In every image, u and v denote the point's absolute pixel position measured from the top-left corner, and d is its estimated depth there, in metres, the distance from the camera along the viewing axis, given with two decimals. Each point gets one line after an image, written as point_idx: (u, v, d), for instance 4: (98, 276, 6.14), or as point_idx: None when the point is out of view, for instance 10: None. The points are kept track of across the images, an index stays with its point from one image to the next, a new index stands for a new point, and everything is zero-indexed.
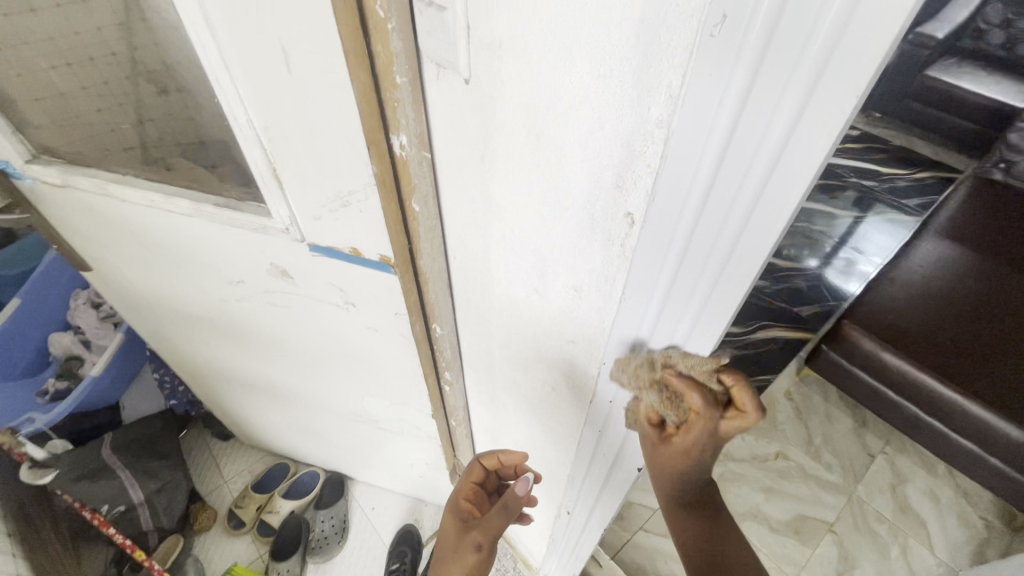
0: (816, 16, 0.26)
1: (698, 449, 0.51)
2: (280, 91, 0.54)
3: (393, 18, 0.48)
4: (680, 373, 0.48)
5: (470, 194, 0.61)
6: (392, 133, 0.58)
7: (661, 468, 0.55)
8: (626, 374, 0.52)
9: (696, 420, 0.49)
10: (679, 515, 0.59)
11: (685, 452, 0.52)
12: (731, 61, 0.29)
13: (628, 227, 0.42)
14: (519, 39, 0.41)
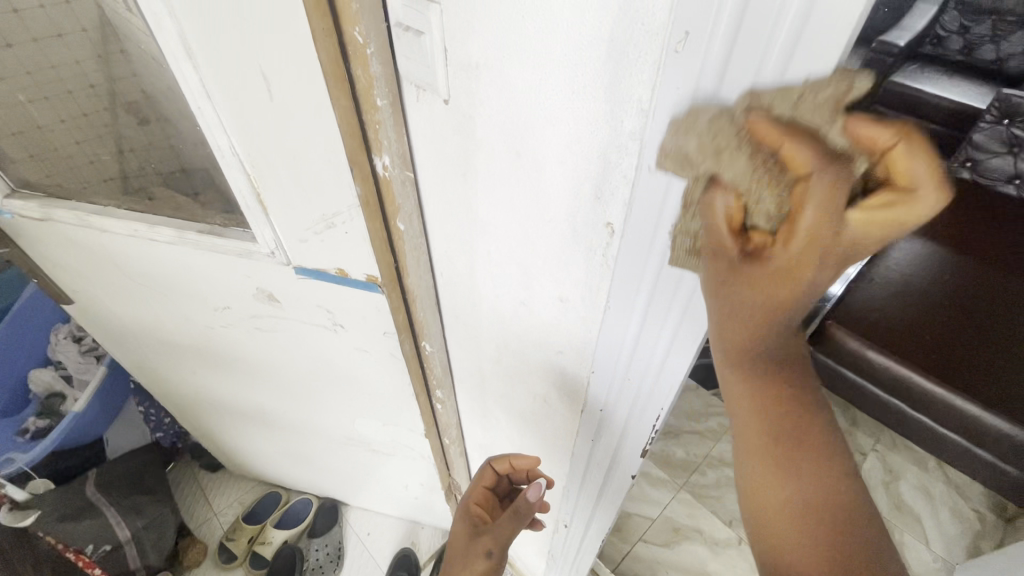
0: (770, 31, 0.27)
1: (808, 269, 0.30)
2: (262, 117, 0.54)
3: (372, 45, 0.49)
4: (782, 129, 0.28)
5: (454, 211, 0.61)
6: (375, 155, 0.59)
7: (736, 313, 0.35)
8: (687, 142, 0.32)
9: (813, 213, 0.28)
10: (746, 385, 0.41)
11: (784, 274, 0.31)
12: (695, 76, 0.30)
13: (608, 237, 0.43)
14: (494, 60, 0.42)
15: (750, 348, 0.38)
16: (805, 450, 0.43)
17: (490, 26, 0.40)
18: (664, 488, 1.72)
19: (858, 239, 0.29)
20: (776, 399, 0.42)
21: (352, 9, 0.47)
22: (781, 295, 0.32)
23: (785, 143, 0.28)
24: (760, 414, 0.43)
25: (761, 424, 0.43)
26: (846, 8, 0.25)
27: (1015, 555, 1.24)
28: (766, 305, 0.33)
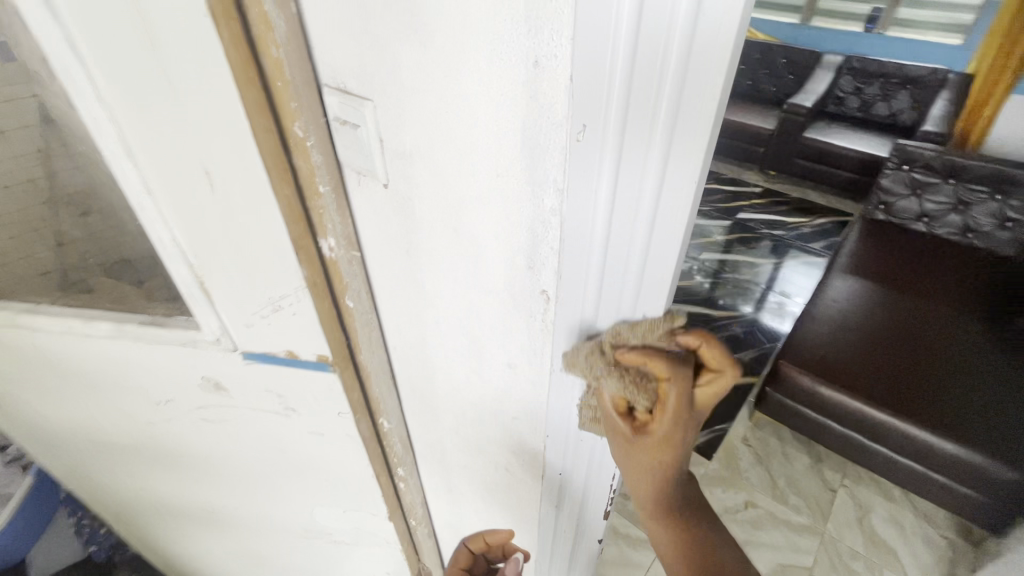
0: (651, 121, 0.31)
1: (681, 437, 0.42)
2: (205, 207, 0.55)
3: (313, 139, 0.53)
4: (635, 351, 0.41)
5: (401, 286, 0.63)
6: (320, 237, 0.60)
7: (647, 472, 0.44)
8: (582, 368, 0.44)
9: (675, 396, 0.40)
10: (664, 525, 0.51)
11: (671, 443, 0.42)
12: (596, 161, 0.34)
13: (544, 303, 0.45)
14: (426, 148, 0.45)
15: (667, 491, 0.47)
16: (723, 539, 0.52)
17: (419, 121, 0.44)
18: (646, 548, 1.66)
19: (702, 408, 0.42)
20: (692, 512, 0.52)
21: (292, 108, 0.51)
22: (674, 452, 0.43)
23: (641, 362, 0.41)
24: (684, 531, 0.51)
25: (688, 536, 0.51)
26: (703, 104, 0.30)
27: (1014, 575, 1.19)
28: (667, 463, 0.43)
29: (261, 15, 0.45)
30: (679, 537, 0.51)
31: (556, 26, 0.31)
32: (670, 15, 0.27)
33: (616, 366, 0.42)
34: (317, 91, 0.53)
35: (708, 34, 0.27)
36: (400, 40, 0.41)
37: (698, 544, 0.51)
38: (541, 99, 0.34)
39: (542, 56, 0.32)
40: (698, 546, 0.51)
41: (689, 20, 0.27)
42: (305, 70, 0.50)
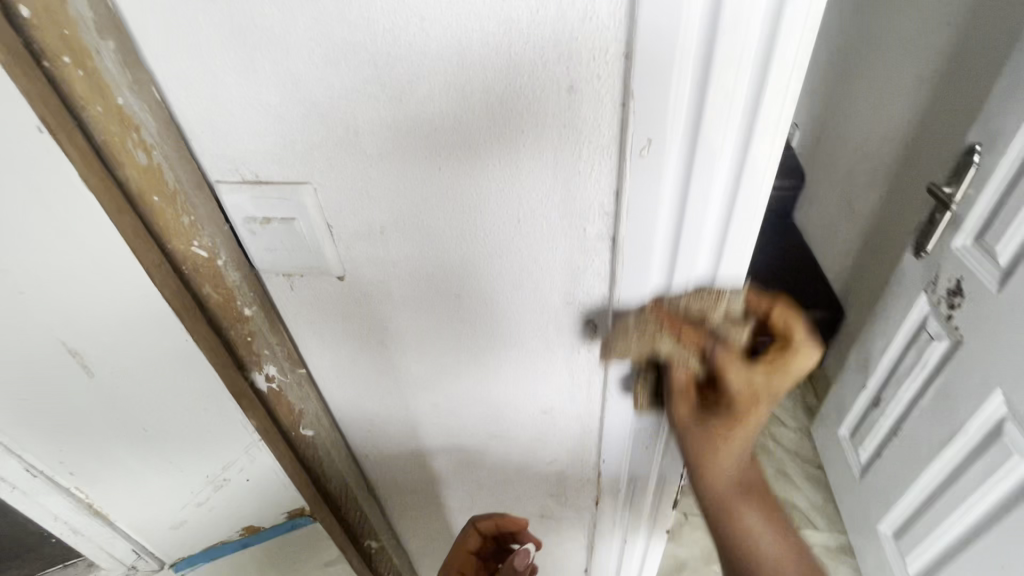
0: (722, 133, 0.29)
1: (754, 408, 0.37)
2: (80, 405, 0.38)
3: (223, 254, 0.40)
4: (680, 316, 0.37)
5: (373, 385, 0.53)
6: (254, 370, 0.47)
7: (717, 451, 0.39)
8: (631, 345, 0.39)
9: (743, 380, 0.36)
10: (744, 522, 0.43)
11: (744, 428, 0.38)
12: (657, 182, 0.31)
13: (591, 333, 0.42)
14: (410, 218, 0.38)
15: (735, 476, 0.42)
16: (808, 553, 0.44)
17: (393, 187, 0.37)
18: None
19: (778, 393, 0.37)
20: (768, 511, 0.44)
21: (185, 223, 0.37)
22: (749, 436, 0.39)
23: (701, 338, 0.37)
24: (752, 536, 0.43)
25: (759, 538, 0.43)
26: (777, 103, 0.28)
27: (889, 352, 1.20)
28: (738, 446, 0.40)
29: (108, 110, 0.32)
30: (747, 538, 0.43)
31: (599, 46, 0.28)
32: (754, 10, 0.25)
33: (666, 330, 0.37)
34: (211, 192, 0.38)
35: (794, 27, 0.26)
36: (354, 105, 0.33)
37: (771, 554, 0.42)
38: (580, 127, 0.31)
39: (579, 81, 0.29)
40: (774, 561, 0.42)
41: (768, 22, 0.25)
42: (190, 169, 0.37)
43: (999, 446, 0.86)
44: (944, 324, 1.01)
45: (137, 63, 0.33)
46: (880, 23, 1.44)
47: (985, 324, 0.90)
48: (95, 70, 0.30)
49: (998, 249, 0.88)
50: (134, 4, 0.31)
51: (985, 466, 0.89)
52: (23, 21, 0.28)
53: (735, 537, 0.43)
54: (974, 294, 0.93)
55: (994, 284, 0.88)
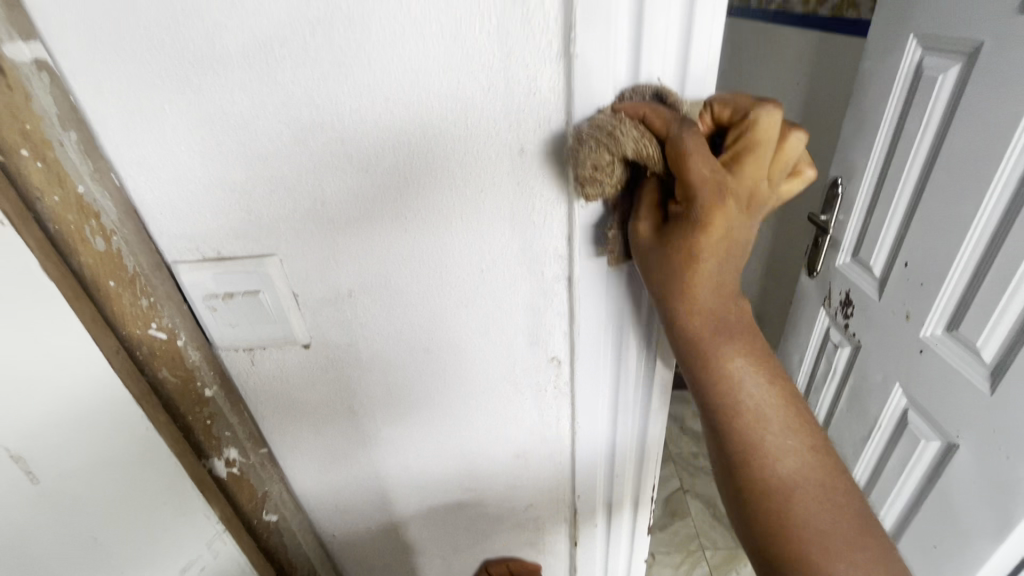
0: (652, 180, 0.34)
1: (726, 204, 0.30)
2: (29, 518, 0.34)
3: (182, 334, 0.40)
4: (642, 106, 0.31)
5: (341, 454, 0.52)
6: (212, 457, 0.45)
7: (686, 280, 0.32)
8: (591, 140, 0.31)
9: (710, 164, 0.29)
10: (733, 370, 0.35)
11: (719, 231, 0.30)
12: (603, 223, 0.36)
13: (556, 368, 0.45)
14: (378, 279, 0.40)
15: (719, 314, 0.34)
16: (799, 419, 0.37)
17: (361, 251, 0.39)
18: None
19: (750, 185, 0.30)
20: (767, 365, 0.36)
21: (143, 306, 0.37)
22: (726, 253, 0.31)
23: (665, 116, 0.30)
24: (740, 399, 0.35)
25: (747, 399, 0.35)
26: None
27: (803, 364, 1.33)
28: (714, 271, 0.32)
29: (66, 200, 0.32)
30: (738, 399, 0.35)
31: (544, 114, 0.33)
32: (663, 91, 0.31)
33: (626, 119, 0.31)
34: (169, 273, 0.39)
35: (695, 106, 0.32)
36: (322, 177, 0.35)
37: (757, 416, 0.35)
38: (531, 183, 0.35)
39: (528, 143, 0.34)
40: (758, 421, 0.35)
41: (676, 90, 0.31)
42: (148, 250, 0.37)
43: (907, 434, 0.97)
44: (843, 332, 1.15)
45: (98, 152, 0.34)
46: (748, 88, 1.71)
47: (873, 327, 1.04)
48: (55, 161, 0.31)
49: (872, 261, 1.03)
50: (100, 98, 0.32)
51: (901, 453, 0.99)
52: None
53: (723, 402, 0.35)
54: (859, 303, 1.07)
55: (873, 292, 1.03)
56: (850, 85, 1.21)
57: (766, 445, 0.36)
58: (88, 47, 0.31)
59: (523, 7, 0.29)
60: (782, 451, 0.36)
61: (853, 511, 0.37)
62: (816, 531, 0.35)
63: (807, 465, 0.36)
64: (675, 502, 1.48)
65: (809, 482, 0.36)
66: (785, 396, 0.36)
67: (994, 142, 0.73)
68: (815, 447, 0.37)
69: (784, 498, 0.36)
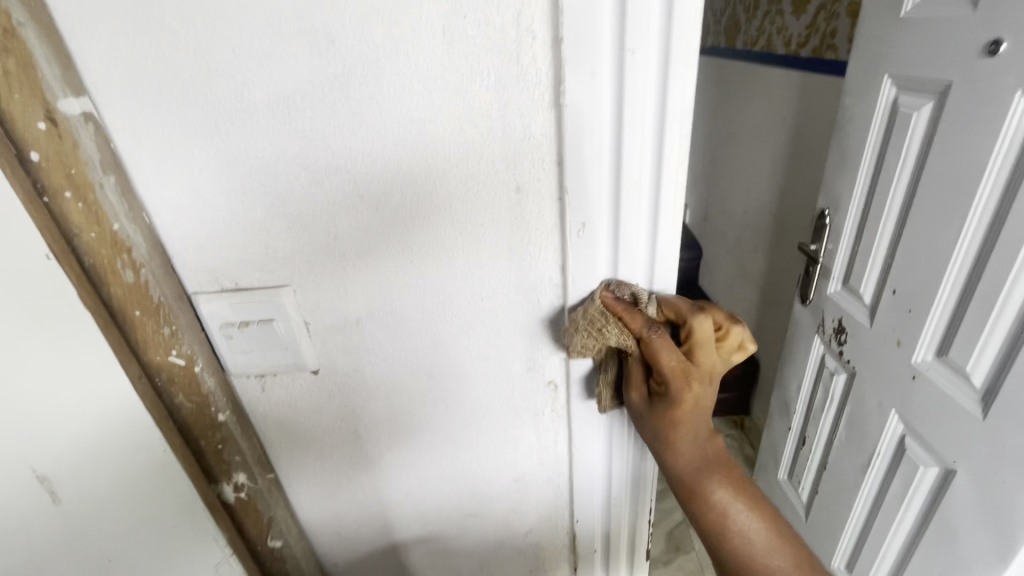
0: (637, 216, 0.37)
1: (692, 394, 0.38)
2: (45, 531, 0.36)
3: (200, 361, 0.42)
4: (621, 307, 0.39)
5: (345, 479, 0.53)
6: (222, 482, 0.46)
7: (668, 440, 0.40)
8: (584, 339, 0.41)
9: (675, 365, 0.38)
10: (716, 499, 0.40)
11: (691, 410, 0.39)
12: (595, 253, 0.39)
13: (553, 392, 0.47)
14: (384, 307, 0.43)
15: (701, 462, 0.40)
16: (787, 544, 0.41)
17: (369, 281, 0.41)
18: None
19: (708, 371, 0.38)
20: (746, 494, 0.41)
21: (165, 334, 0.39)
22: (699, 421, 0.40)
23: (637, 322, 0.39)
24: (729, 523, 0.40)
25: (733, 524, 0.40)
26: (674, 192, 0.37)
27: (800, 392, 1.34)
28: (690, 429, 0.40)
29: (101, 236, 0.35)
30: (723, 524, 0.40)
31: (538, 157, 0.36)
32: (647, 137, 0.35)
33: (610, 319, 0.39)
34: (190, 303, 0.41)
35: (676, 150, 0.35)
36: (334, 213, 0.38)
37: (743, 535, 0.40)
38: (527, 217, 0.38)
39: (524, 182, 0.37)
40: (747, 542, 0.40)
41: (657, 136, 0.34)
42: (171, 282, 0.40)
43: (905, 461, 0.97)
44: (837, 359, 1.17)
45: (131, 192, 0.37)
46: (737, 124, 1.78)
47: (867, 354, 1.06)
48: (93, 202, 0.34)
49: (861, 289, 1.06)
50: (136, 143, 0.36)
51: (901, 481, 0.99)
52: (34, 165, 0.32)
53: (710, 524, 0.41)
54: (851, 330, 1.10)
55: (865, 319, 1.05)
56: (832, 121, 1.27)
57: (753, 559, 0.40)
58: (130, 100, 0.34)
59: (519, 65, 0.33)
60: (775, 570, 0.40)
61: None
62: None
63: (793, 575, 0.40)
64: (678, 535, 1.46)
65: None
66: (771, 525, 0.41)
67: (969, 175, 0.77)
68: (807, 569, 0.41)
69: None
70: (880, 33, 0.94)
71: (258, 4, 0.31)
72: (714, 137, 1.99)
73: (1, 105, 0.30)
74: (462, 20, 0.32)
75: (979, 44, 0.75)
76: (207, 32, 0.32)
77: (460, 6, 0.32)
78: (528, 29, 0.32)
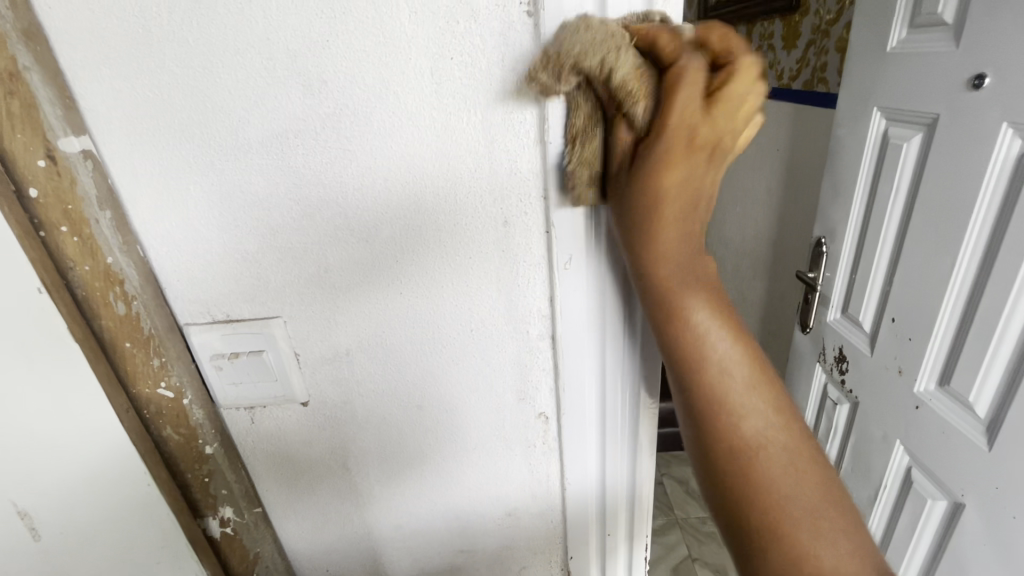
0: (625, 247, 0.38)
1: (703, 149, 0.30)
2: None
3: (189, 393, 0.42)
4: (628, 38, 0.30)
5: (334, 513, 0.52)
6: (208, 516, 0.46)
7: (653, 230, 0.33)
8: (586, 41, 0.30)
9: (680, 105, 0.29)
10: (698, 317, 0.35)
11: (684, 182, 0.31)
12: (583, 285, 0.39)
13: (544, 424, 0.47)
14: (375, 339, 0.43)
15: (686, 261, 0.34)
16: (771, 384, 0.36)
17: (359, 313, 0.42)
18: None
19: (722, 132, 0.30)
20: (730, 324, 0.36)
21: (155, 365, 0.40)
22: (698, 186, 0.32)
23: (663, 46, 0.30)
24: (703, 350, 0.35)
25: (715, 355, 0.35)
26: None
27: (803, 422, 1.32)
28: (681, 212, 0.32)
29: (95, 269, 0.36)
30: (702, 357, 0.35)
31: (525, 192, 0.37)
32: None
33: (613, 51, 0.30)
34: (181, 335, 0.42)
35: None
36: (327, 247, 0.39)
37: (723, 374, 0.35)
38: (515, 249, 0.39)
39: (512, 216, 0.38)
40: (715, 370, 0.35)
41: None
42: (163, 314, 0.40)
43: (913, 494, 0.95)
44: (839, 388, 1.15)
45: (127, 227, 0.38)
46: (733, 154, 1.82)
47: (869, 383, 1.04)
48: (90, 236, 0.35)
49: (860, 317, 1.05)
50: (133, 181, 0.37)
51: (909, 514, 0.96)
52: (32, 201, 0.33)
53: (688, 355, 0.35)
54: (852, 358, 1.09)
55: (865, 347, 1.05)
56: (824, 152, 1.29)
57: (732, 403, 0.35)
58: (129, 139, 0.35)
59: (505, 106, 0.34)
60: (750, 413, 0.35)
61: (830, 495, 0.34)
62: (789, 506, 0.33)
63: (774, 425, 0.35)
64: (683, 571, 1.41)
65: (777, 447, 0.34)
66: (751, 359, 0.36)
67: (959, 205, 0.77)
68: (788, 418, 0.36)
69: (754, 461, 0.34)
70: (865, 68, 0.97)
71: (255, 48, 0.33)
72: None
73: (5, 145, 0.31)
74: (450, 62, 0.33)
75: (963, 78, 0.77)
76: (204, 75, 0.34)
77: (448, 49, 0.33)
78: (513, 71, 0.33)
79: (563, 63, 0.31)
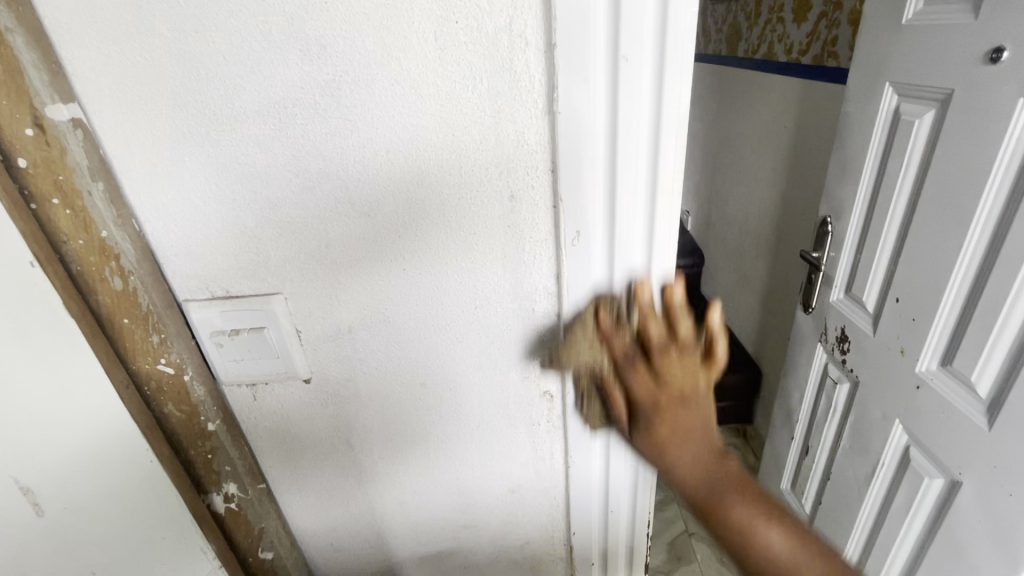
0: (634, 223, 0.37)
1: (672, 409, 0.39)
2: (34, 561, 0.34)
3: (189, 370, 0.42)
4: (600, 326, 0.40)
5: (337, 490, 0.53)
6: (211, 491, 0.46)
7: (666, 455, 0.39)
8: (572, 343, 0.42)
9: (642, 387, 0.39)
10: (732, 510, 0.37)
11: (673, 425, 0.39)
12: (590, 262, 0.38)
13: (548, 402, 0.46)
14: (378, 316, 0.42)
15: (704, 470, 0.39)
16: (822, 553, 0.37)
17: (361, 289, 0.41)
18: None
19: (681, 388, 0.39)
20: (765, 506, 0.38)
21: (154, 342, 0.39)
22: (692, 426, 0.39)
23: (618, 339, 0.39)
24: (739, 522, 0.37)
25: (759, 540, 0.37)
26: (668, 200, 0.36)
27: (802, 401, 1.33)
28: (680, 440, 0.39)
29: (89, 244, 0.35)
30: (748, 543, 0.37)
31: (531, 165, 0.36)
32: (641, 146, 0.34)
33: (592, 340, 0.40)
34: (180, 312, 0.41)
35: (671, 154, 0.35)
36: (327, 221, 0.38)
37: (773, 556, 0.36)
38: (521, 225, 0.38)
39: (517, 190, 0.37)
40: (766, 555, 0.36)
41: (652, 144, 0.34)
42: (161, 290, 0.40)
43: (911, 472, 0.95)
44: (840, 368, 1.15)
45: (121, 200, 0.37)
46: (739, 131, 1.78)
47: (871, 363, 1.04)
48: (82, 210, 0.34)
49: (864, 297, 1.05)
50: (126, 152, 0.36)
51: (906, 491, 0.97)
52: (21, 171, 0.32)
53: (735, 545, 0.37)
54: (855, 338, 1.08)
55: (868, 327, 1.04)
56: (832, 129, 1.27)
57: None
58: (121, 106, 0.34)
59: (511, 74, 0.33)
60: None
61: None
62: None
63: None
64: (680, 545, 1.44)
65: None
66: (796, 537, 0.37)
67: (971, 183, 0.76)
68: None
69: None
70: (879, 42, 0.94)
71: (249, 10, 0.31)
72: (715, 144, 1.99)
73: None
74: (455, 25, 0.32)
75: (980, 51, 0.74)
76: (196, 39, 0.32)
77: (452, 12, 0.31)
78: (520, 36, 0.32)
79: (564, 356, 0.43)
